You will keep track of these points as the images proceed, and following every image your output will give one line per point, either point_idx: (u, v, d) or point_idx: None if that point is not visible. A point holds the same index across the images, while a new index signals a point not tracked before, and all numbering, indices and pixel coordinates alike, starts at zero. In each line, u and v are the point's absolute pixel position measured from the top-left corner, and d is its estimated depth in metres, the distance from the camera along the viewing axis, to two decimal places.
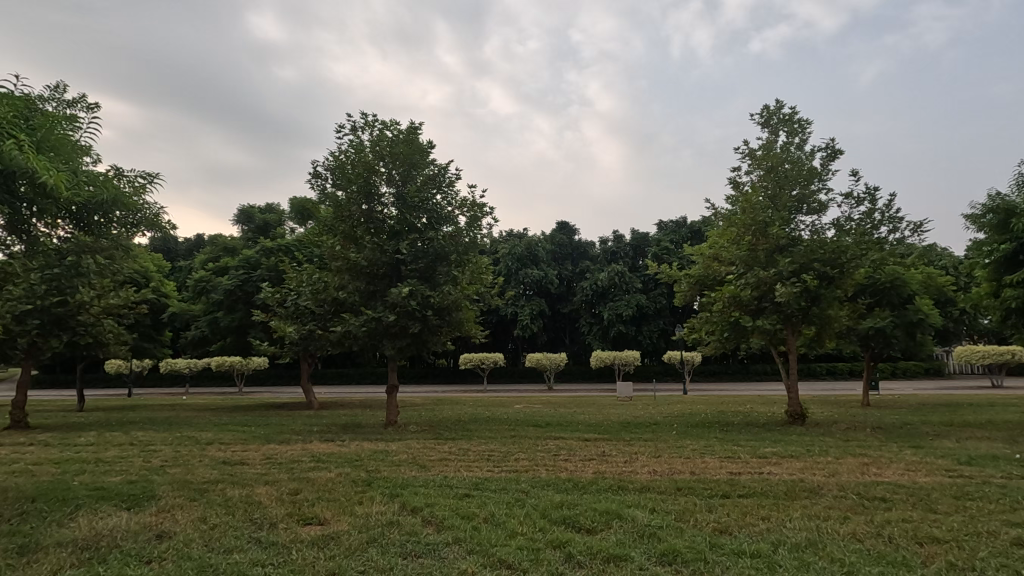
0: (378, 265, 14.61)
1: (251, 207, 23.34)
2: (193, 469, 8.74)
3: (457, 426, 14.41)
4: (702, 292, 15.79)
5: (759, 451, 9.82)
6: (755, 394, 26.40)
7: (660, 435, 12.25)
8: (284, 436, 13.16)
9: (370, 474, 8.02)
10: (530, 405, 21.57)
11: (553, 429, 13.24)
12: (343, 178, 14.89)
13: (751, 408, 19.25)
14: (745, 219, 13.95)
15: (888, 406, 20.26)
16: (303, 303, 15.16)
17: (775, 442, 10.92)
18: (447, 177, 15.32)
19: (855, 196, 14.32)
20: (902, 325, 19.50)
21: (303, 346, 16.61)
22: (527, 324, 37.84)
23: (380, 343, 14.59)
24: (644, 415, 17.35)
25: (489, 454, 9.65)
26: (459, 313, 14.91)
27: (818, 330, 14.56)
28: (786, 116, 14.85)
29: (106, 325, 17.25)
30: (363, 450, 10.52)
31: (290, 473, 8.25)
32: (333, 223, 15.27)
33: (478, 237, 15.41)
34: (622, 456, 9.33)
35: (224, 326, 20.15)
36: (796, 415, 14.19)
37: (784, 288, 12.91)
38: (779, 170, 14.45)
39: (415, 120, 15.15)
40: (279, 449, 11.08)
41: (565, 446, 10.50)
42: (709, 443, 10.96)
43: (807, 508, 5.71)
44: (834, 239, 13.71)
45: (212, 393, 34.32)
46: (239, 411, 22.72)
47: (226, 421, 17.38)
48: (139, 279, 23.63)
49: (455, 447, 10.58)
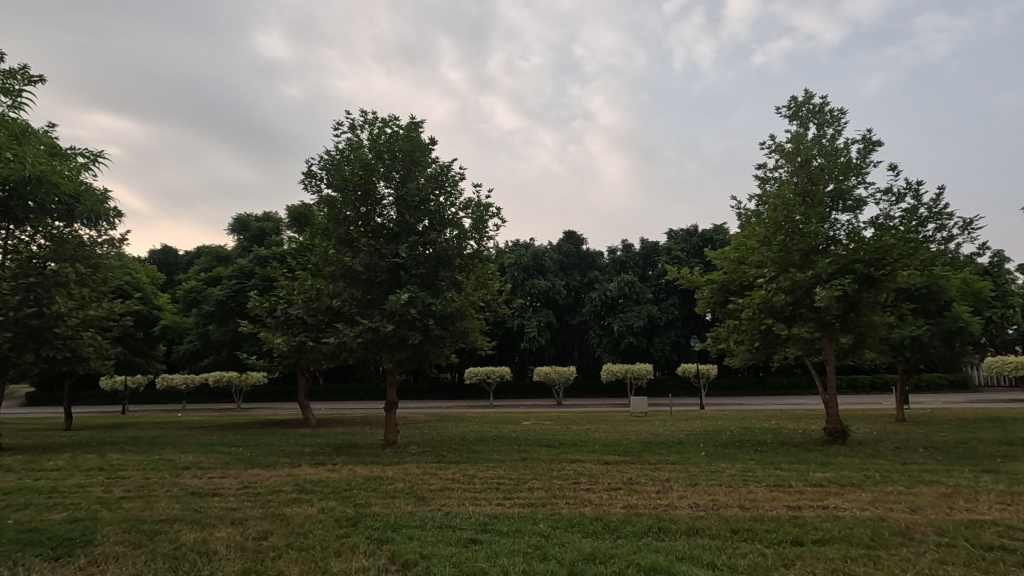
0: (377, 272, 13.46)
1: (247, 215, 22.29)
2: (153, 503, 7.56)
3: (462, 447, 13.11)
4: (728, 298, 14.53)
5: (808, 478, 8.51)
6: (776, 408, 24.98)
7: (688, 457, 10.97)
8: (271, 459, 11.93)
9: (358, 509, 6.76)
10: (540, 423, 20.21)
11: (569, 451, 11.94)
12: (338, 178, 13.81)
13: (779, 425, 17.82)
14: (776, 217, 12.73)
15: (926, 421, 18.83)
16: (295, 312, 13.94)
17: (823, 466, 9.60)
18: (450, 176, 14.26)
19: (896, 192, 13.12)
20: (941, 335, 18.12)
21: (296, 359, 15.43)
22: (535, 337, 36.50)
23: (378, 355, 13.36)
24: (666, 433, 15.97)
25: (498, 482, 8.42)
26: (464, 323, 13.70)
27: (859, 338, 13.24)
28: (816, 107, 13.69)
29: (85, 339, 16.18)
30: (355, 477, 9.28)
31: (263, 508, 7.00)
32: (328, 227, 14.17)
33: (485, 240, 14.29)
34: (652, 485, 8.06)
35: (215, 339, 18.99)
36: (837, 434, 12.82)
37: (825, 292, 11.64)
38: (811, 165, 13.29)
39: (416, 116, 14.15)
40: (261, 476, 9.84)
41: (582, 471, 9.23)
42: (748, 467, 9.67)
43: (913, 563, 4.44)
44: (876, 237, 12.48)
45: (208, 410, 33.09)
46: (232, 430, 21.40)
47: (214, 442, 16.10)
48: (128, 290, 22.77)
49: (458, 473, 9.31)
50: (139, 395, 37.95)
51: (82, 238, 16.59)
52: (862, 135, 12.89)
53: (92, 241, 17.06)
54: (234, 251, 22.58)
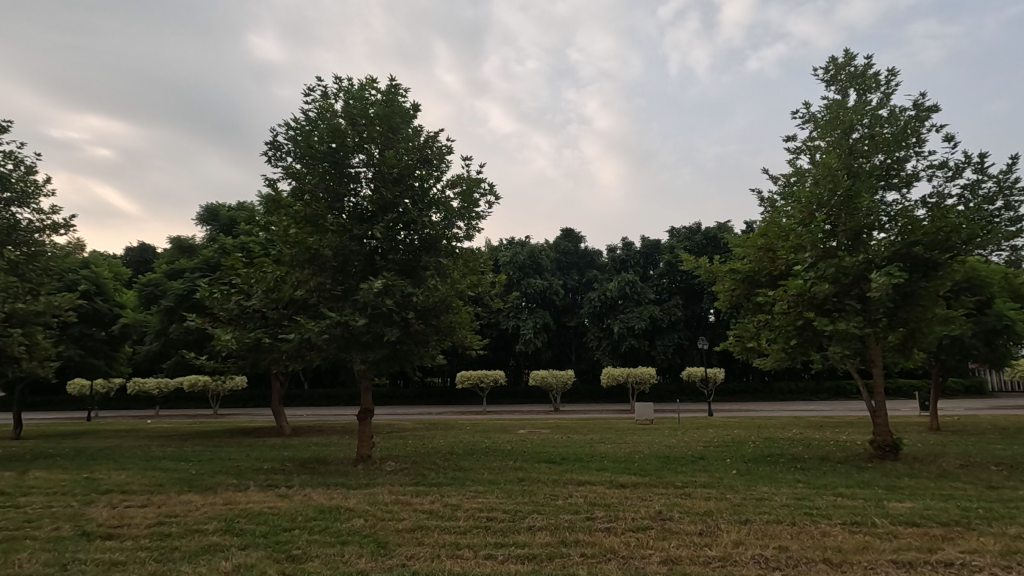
0: (349, 258, 11.56)
1: (216, 203, 20.29)
2: (14, 553, 5.51)
3: (448, 463, 11.09)
4: (755, 292, 12.63)
5: (892, 511, 6.56)
6: (792, 416, 23.13)
7: (719, 479, 9.05)
8: (215, 480, 9.90)
9: (284, 568, 4.77)
10: (537, 432, 18.26)
11: (574, 470, 9.96)
12: (304, 148, 11.83)
13: (805, 435, 15.99)
14: (819, 193, 10.91)
15: (965, 430, 17.02)
16: (251, 305, 11.91)
17: (893, 493, 7.67)
18: (435, 149, 12.32)
19: (953, 167, 11.31)
20: (982, 334, 16.38)
21: (257, 360, 13.43)
22: (531, 339, 34.58)
23: (349, 355, 11.35)
24: (682, 446, 14.02)
25: (486, 518, 6.40)
26: (451, 317, 11.76)
27: (909, 337, 11.38)
28: (859, 68, 11.69)
29: (16, 336, 14.14)
30: (305, 508, 7.27)
31: (157, 565, 4.96)
32: (293, 206, 12.19)
33: (475, 223, 12.34)
34: (691, 524, 6.06)
35: (174, 338, 16.98)
36: (887, 447, 10.89)
37: (880, 279, 9.78)
38: (854, 135, 11.42)
39: (395, 80, 12.19)
40: (190, 506, 7.78)
41: (595, 500, 7.30)
42: (800, 494, 7.74)
43: None
44: (935, 216, 10.66)
45: (180, 417, 30.90)
46: (196, 439, 19.30)
47: (164, 455, 14.03)
48: (83, 285, 20.77)
49: (437, 503, 7.30)
50: (109, 400, 35.70)
51: (18, 222, 14.52)
52: (917, 100, 11.05)
53: (32, 227, 15.04)
54: (201, 243, 20.58)
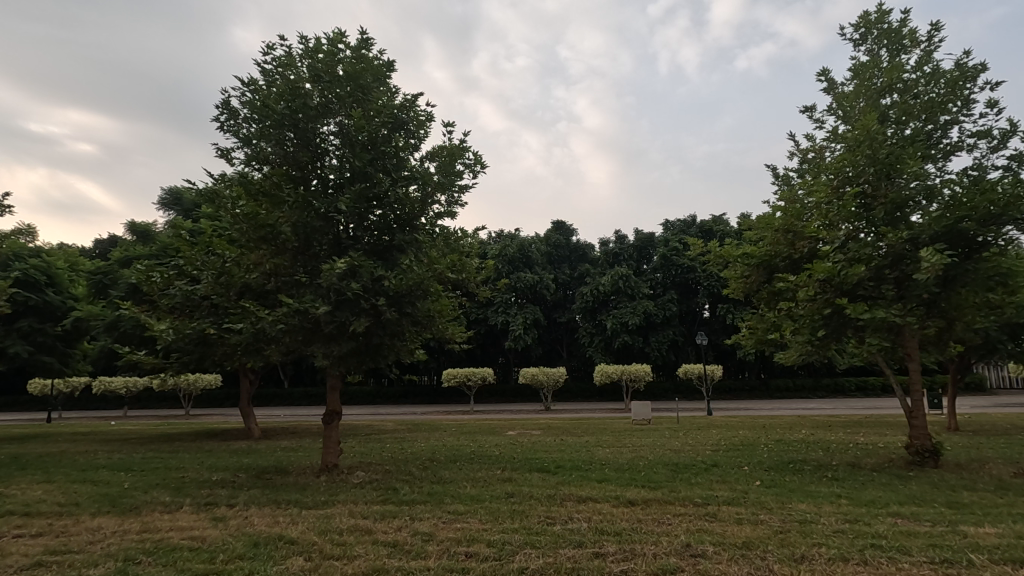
0: (312, 237, 10.00)
1: (179, 185, 18.61)
2: None
3: (425, 473, 9.60)
4: (771, 278, 11.16)
5: (987, 545, 5.08)
6: (796, 415, 21.85)
7: (744, 494, 7.60)
8: (147, 497, 8.29)
9: None
10: (527, 433, 16.81)
11: (571, 481, 8.50)
12: (259, 110, 10.20)
13: (819, 437, 14.72)
14: (852, 162, 9.56)
15: (986, 430, 15.83)
16: (198, 291, 10.30)
17: (965, 513, 6.28)
18: (412, 113, 10.72)
19: (998, 136, 9.98)
20: (1009, 327, 15.12)
21: (210, 356, 11.80)
22: (520, 335, 33.07)
23: (310, 349, 9.77)
24: (690, 450, 12.65)
25: (465, 556, 4.92)
26: (429, 305, 10.25)
27: (946, 328, 10.09)
28: (893, 24, 10.35)
29: None
30: (237, 539, 5.74)
31: None
32: (247, 179, 10.57)
33: (457, 198, 10.82)
34: (731, 564, 4.62)
35: (125, 331, 15.30)
36: (927, 453, 9.56)
37: (930, 256, 8.40)
38: (888, 99, 10.08)
39: (366, 33, 10.61)
40: (91, 536, 6.14)
41: (602, 526, 5.84)
42: (849, 516, 6.32)
43: None
44: (983, 188, 9.32)
45: (150, 418, 29.12)
46: (154, 444, 17.57)
47: (104, 465, 12.31)
48: (31, 275, 18.94)
49: (405, 532, 5.80)
50: (74, 399, 33.76)
51: None
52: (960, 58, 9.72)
53: None
54: (161, 230, 18.83)
